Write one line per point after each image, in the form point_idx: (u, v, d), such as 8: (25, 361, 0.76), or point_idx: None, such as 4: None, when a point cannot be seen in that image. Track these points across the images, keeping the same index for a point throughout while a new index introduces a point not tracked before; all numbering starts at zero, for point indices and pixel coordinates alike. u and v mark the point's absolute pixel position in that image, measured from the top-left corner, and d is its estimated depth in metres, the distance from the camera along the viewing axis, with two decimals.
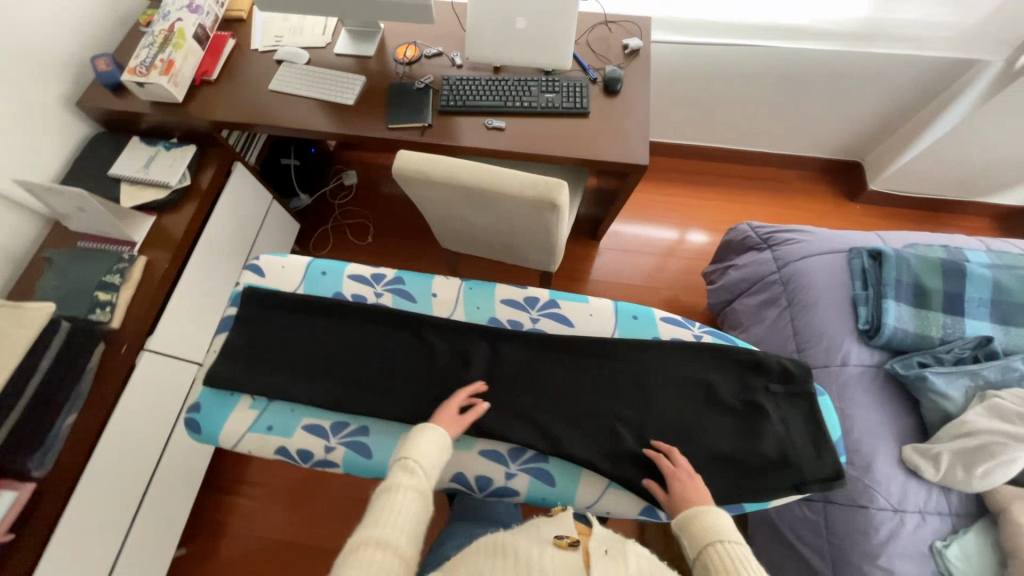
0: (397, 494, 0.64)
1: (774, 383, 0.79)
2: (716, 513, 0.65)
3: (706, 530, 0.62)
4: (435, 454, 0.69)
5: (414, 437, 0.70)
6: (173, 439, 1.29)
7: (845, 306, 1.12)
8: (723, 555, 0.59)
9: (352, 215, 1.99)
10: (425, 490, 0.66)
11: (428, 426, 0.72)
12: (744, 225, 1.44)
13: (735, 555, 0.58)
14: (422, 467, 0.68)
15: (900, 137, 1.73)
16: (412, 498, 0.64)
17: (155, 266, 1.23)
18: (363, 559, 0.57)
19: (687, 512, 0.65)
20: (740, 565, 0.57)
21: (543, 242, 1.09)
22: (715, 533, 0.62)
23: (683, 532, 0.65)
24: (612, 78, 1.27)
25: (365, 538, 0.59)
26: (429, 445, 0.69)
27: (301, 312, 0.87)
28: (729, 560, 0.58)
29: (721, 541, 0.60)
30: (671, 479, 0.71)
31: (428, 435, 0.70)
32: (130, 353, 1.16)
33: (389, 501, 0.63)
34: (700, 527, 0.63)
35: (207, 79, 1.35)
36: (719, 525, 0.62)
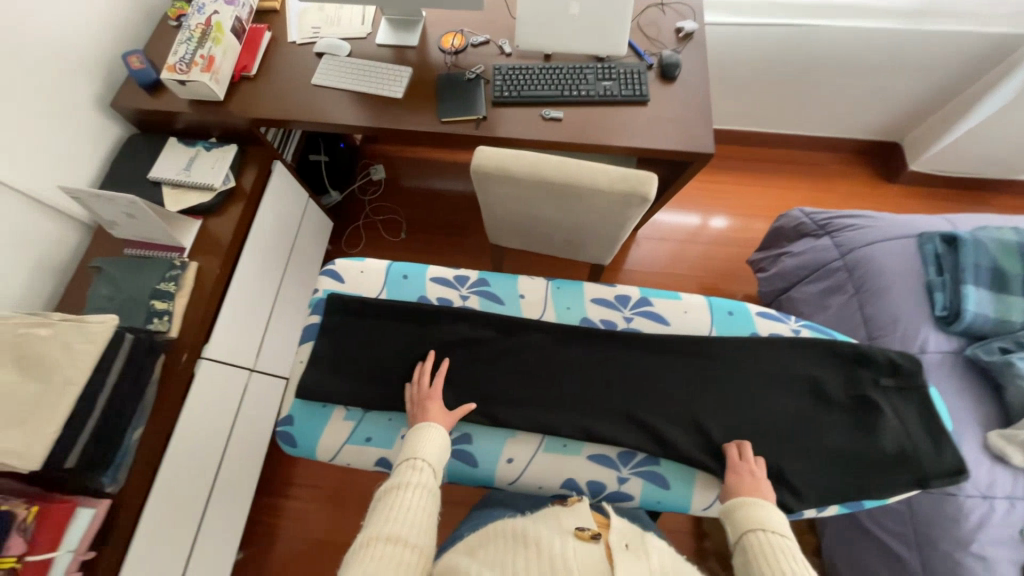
0: (405, 490, 0.63)
1: (883, 376, 0.78)
2: (767, 506, 0.63)
3: (748, 518, 0.62)
4: (439, 450, 0.69)
5: (416, 436, 0.69)
6: (230, 447, 1.28)
7: (919, 293, 1.10)
8: (765, 543, 0.58)
9: (382, 211, 1.94)
10: (432, 487, 0.64)
11: (431, 425, 0.71)
12: (796, 211, 1.41)
13: (779, 545, 0.58)
14: (426, 463, 0.67)
15: (942, 119, 1.69)
16: (419, 493, 0.62)
17: (206, 272, 1.19)
18: (373, 556, 0.55)
19: (734, 500, 0.65)
20: (782, 555, 0.56)
21: (612, 236, 1.06)
22: (760, 521, 0.61)
23: (728, 518, 0.65)
24: (669, 64, 1.22)
25: (374, 534, 0.57)
26: (432, 442, 0.69)
27: (388, 318, 0.85)
28: (771, 549, 0.57)
29: (762, 530, 0.60)
30: (729, 471, 0.70)
31: (430, 432, 0.70)
32: (189, 363, 1.13)
33: (396, 498, 0.61)
34: (747, 514, 0.63)
35: (246, 75, 1.30)
36: (764, 517, 0.61)
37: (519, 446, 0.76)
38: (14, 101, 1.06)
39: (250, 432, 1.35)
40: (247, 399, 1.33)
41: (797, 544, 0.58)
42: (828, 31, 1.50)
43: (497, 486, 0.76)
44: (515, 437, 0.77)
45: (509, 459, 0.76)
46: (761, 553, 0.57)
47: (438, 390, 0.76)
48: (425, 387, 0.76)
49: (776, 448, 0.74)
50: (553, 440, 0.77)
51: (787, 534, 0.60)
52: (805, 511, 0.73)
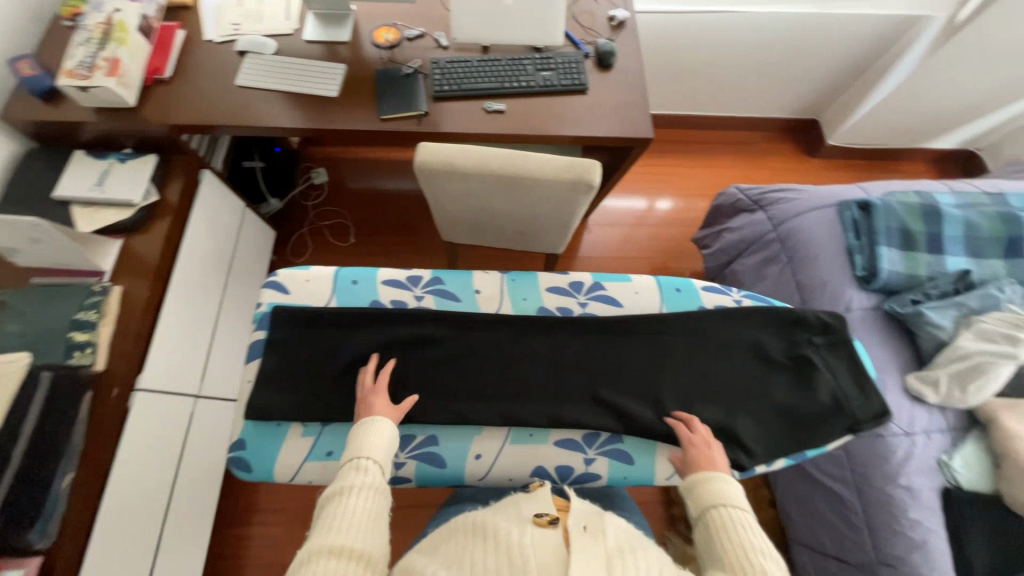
0: (349, 494, 0.61)
1: (815, 335, 0.85)
2: (723, 477, 0.66)
3: (711, 494, 0.64)
4: (385, 446, 0.67)
5: (361, 435, 0.68)
6: (180, 480, 1.20)
7: (842, 256, 1.20)
8: (725, 519, 0.61)
9: (328, 216, 1.86)
10: (379, 486, 0.63)
11: (375, 419, 0.70)
12: (732, 188, 1.49)
13: (737, 520, 0.60)
14: (371, 462, 0.65)
15: (852, 95, 1.84)
16: (365, 495, 0.61)
17: (134, 295, 1.10)
18: (317, 568, 0.53)
19: (696, 474, 0.67)
20: (740, 529, 0.59)
21: (563, 225, 1.07)
22: (720, 497, 0.64)
23: (690, 495, 0.67)
24: (605, 52, 1.25)
25: (317, 546, 0.55)
26: (377, 440, 0.67)
27: (339, 326, 0.82)
28: (731, 523, 0.60)
29: (722, 505, 0.62)
30: (686, 445, 0.73)
31: (374, 428, 0.68)
32: (122, 397, 1.03)
33: (340, 504, 0.60)
34: (707, 490, 0.65)
35: (160, 78, 1.19)
36: (724, 491, 0.64)
37: (486, 441, 0.76)
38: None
39: (202, 461, 1.27)
40: (196, 427, 1.25)
41: (752, 515, 0.61)
42: (749, 17, 1.58)
43: (468, 483, 0.76)
44: (481, 432, 0.77)
45: (477, 455, 0.76)
46: (721, 528, 0.60)
47: (383, 385, 0.74)
48: (370, 384, 0.74)
49: (727, 414, 0.78)
50: (519, 431, 0.77)
51: (745, 506, 0.63)
52: (755, 468, 0.78)
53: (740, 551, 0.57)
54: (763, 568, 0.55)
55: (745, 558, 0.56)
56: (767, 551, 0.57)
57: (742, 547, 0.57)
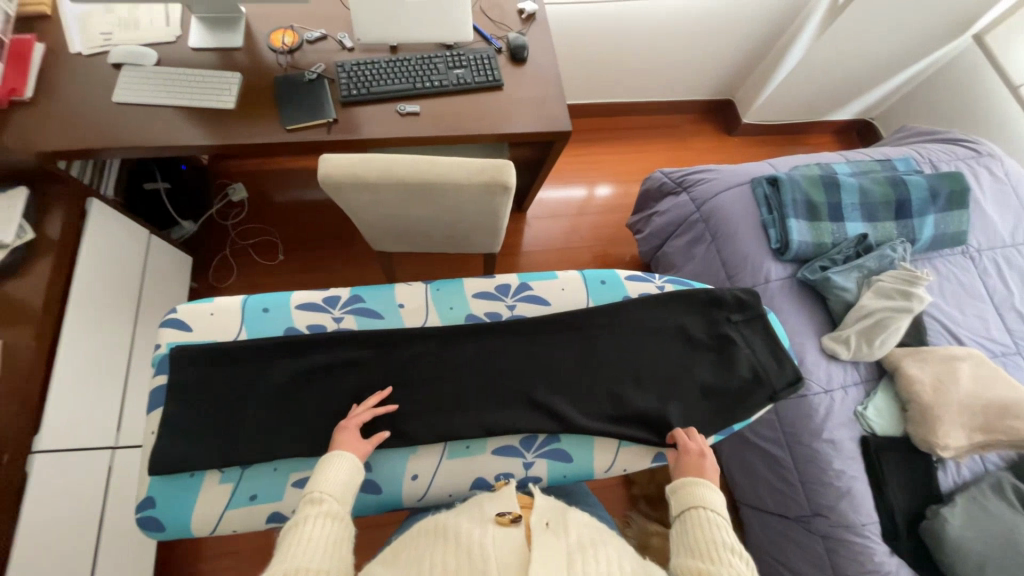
0: (302, 527, 0.58)
1: (733, 313, 0.89)
2: (710, 487, 0.69)
3: (693, 495, 0.68)
4: (346, 478, 0.64)
5: (321, 468, 0.65)
6: (104, 540, 1.09)
7: (758, 230, 1.27)
8: (702, 517, 0.65)
9: (251, 233, 1.74)
10: (338, 514, 0.60)
11: (338, 451, 0.67)
12: (657, 173, 1.53)
13: (713, 519, 0.65)
14: (330, 494, 0.62)
15: (759, 75, 1.94)
16: (319, 527, 0.58)
17: (16, 348, 0.97)
18: None
19: (685, 479, 0.70)
20: (714, 527, 0.64)
21: (489, 225, 1.06)
22: (700, 498, 0.68)
23: (673, 493, 0.71)
24: (516, 47, 1.24)
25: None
26: (337, 471, 0.64)
27: (252, 360, 0.76)
28: (709, 523, 0.64)
29: (704, 507, 0.66)
30: (682, 452, 0.75)
31: (335, 460, 0.66)
32: (15, 464, 0.91)
33: (295, 534, 0.57)
34: (689, 492, 0.69)
35: (19, 98, 1.05)
36: (706, 496, 0.68)
37: (422, 460, 0.74)
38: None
39: (132, 516, 1.16)
40: (118, 480, 1.14)
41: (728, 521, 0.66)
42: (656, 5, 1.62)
43: (406, 506, 0.73)
44: (416, 452, 0.75)
45: (413, 475, 0.73)
46: (698, 523, 0.65)
47: (363, 420, 0.71)
48: (360, 411, 0.72)
49: (658, 400, 0.81)
50: (455, 444, 0.76)
51: (722, 511, 0.67)
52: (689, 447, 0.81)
53: (712, 545, 0.61)
54: (731, 563, 0.60)
55: (715, 550, 0.61)
56: (737, 548, 0.62)
57: (714, 544, 0.62)
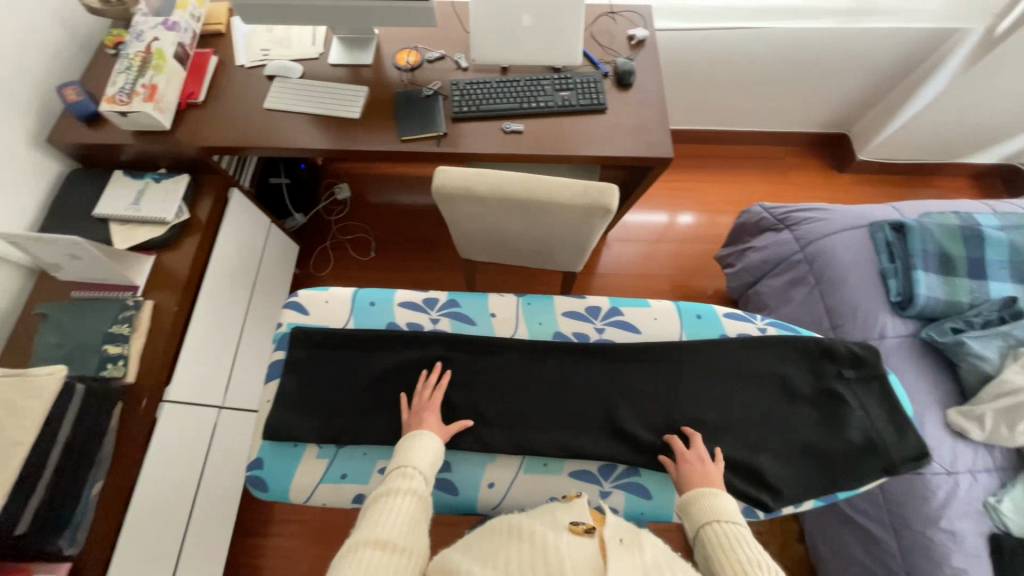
0: (394, 497, 0.62)
1: (845, 368, 0.81)
2: (722, 495, 0.65)
3: (704, 510, 0.63)
4: (432, 459, 0.69)
5: (409, 444, 0.69)
6: (203, 488, 1.22)
7: (875, 280, 1.15)
8: (722, 533, 0.60)
9: (350, 230, 1.90)
10: (423, 494, 0.64)
11: (425, 432, 0.72)
12: (756, 207, 1.45)
13: (733, 533, 0.60)
14: (418, 470, 0.66)
15: (883, 110, 1.77)
16: (410, 500, 0.62)
17: (163, 310, 1.13)
18: (361, 558, 0.55)
19: (694, 492, 0.66)
20: (736, 542, 0.58)
21: (580, 245, 1.06)
22: (715, 512, 0.63)
23: (685, 515, 0.66)
24: (624, 72, 1.24)
25: (362, 541, 0.57)
26: (425, 451, 0.69)
27: (355, 348, 0.83)
28: (727, 536, 0.59)
29: (718, 521, 0.62)
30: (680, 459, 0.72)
31: (422, 439, 0.70)
32: (150, 408, 1.06)
33: (387, 502, 0.61)
34: (700, 507, 0.64)
35: (194, 102, 1.25)
36: (719, 507, 0.63)
37: (500, 470, 0.75)
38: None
39: (225, 469, 1.30)
40: (219, 436, 1.28)
41: (750, 531, 0.61)
42: (772, 33, 1.55)
43: (481, 512, 0.75)
44: (495, 461, 0.76)
45: (490, 483, 0.75)
46: (717, 541, 0.59)
47: (438, 403, 0.75)
48: (427, 397, 0.76)
49: (751, 452, 0.75)
50: (533, 460, 0.76)
51: (740, 521, 0.62)
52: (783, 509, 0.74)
53: (739, 563, 0.56)
54: None
55: (746, 568, 0.55)
56: (766, 564, 0.56)
57: (739, 561, 0.56)
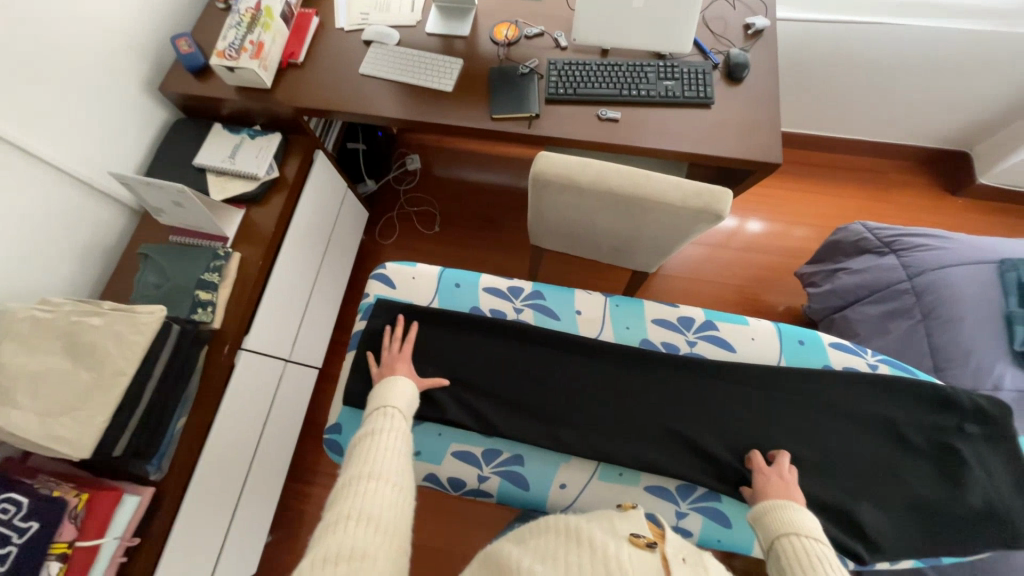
0: (379, 435, 0.66)
1: (968, 423, 0.80)
2: (799, 509, 0.65)
3: (780, 522, 0.63)
4: (408, 399, 0.74)
5: (385, 389, 0.74)
6: (267, 434, 1.28)
7: (997, 324, 1.03)
8: (796, 545, 0.59)
9: (417, 202, 1.91)
10: (405, 430, 0.69)
11: (399, 377, 0.78)
12: (858, 225, 1.32)
13: (808, 547, 0.59)
14: (398, 409, 0.72)
15: (1016, 133, 1.55)
16: (395, 435, 0.67)
17: (249, 262, 1.17)
18: (359, 492, 0.58)
19: (763, 504, 0.67)
20: (814, 557, 0.57)
21: (668, 248, 1.01)
22: (790, 525, 0.62)
23: (760, 526, 0.66)
24: (737, 64, 1.14)
25: (355, 475, 0.60)
26: (400, 394, 0.74)
27: (454, 327, 0.90)
28: (804, 550, 0.59)
29: (795, 534, 0.61)
30: (756, 472, 0.75)
31: (398, 385, 0.76)
32: (231, 354, 1.11)
33: (375, 441, 0.65)
34: (776, 519, 0.64)
35: (294, 62, 1.27)
36: (796, 520, 0.63)
37: (572, 473, 0.80)
38: (57, 77, 1.03)
39: (285, 418, 1.36)
40: (283, 388, 1.33)
41: (831, 550, 0.59)
42: (903, 30, 1.39)
43: (549, 511, 0.80)
44: (568, 463, 0.81)
45: (562, 484, 0.80)
46: (787, 552, 0.59)
47: (408, 352, 0.83)
48: (396, 349, 0.84)
49: (859, 505, 0.75)
50: (608, 468, 0.80)
51: (821, 539, 0.61)
52: (880, 563, 0.75)
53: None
54: None
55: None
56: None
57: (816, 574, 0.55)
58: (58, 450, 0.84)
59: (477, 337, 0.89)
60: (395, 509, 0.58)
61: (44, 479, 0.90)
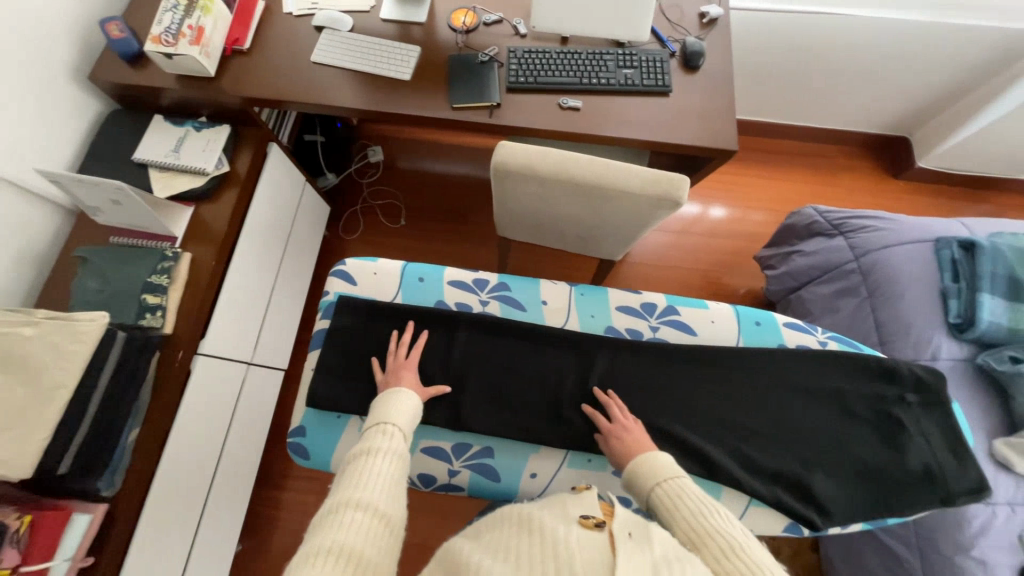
0: (374, 456, 0.64)
1: (908, 392, 0.86)
2: (653, 455, 0.68)
3: (646, 478, 0.65)
4: (409, 418, 0.72)
5: (387, 404, 0.72)
6: (230, 441, 1.23)
7: (934, 299, 1.11)
8: (663, 495, 0.62)
9: (381, 195, 1.85)
10: (401, 452, 0.67)
11: (403, 391, 0.76)
12: (809, 209, 1.37)
13: (676, 488, 0.62)
14: (396, 429, 0.69)
15: (949, 119, 1.66)
16: (390, 458, 0.65)
17: (200, 263, 1.11)
18: (344, 520, 0.55)
19: (629, 466, 0.69)
20: (677, 498, 0.60)
21: (632, 236, 1.02)
22: (656, 475, 0.65)
23: (633, 486, 0.68)
24: (693, 52, 1.16)
25: (343, 500, 0.58)
26: (402, 411, 0.72)
27: (420, 323, 0.88)
28: (670, 495, 0.61)
29: (659, 483, 0.64)
30: (608, 436, 0.76)
31: (400, 399, 0.74)
32: (185, 360, 1.05)
33: (369, 462, 0.63)
34: (641, 476, 0.66)
35: (239, 49, 1.19)
36: (657, 468, 0.66)
37: (543, 462, 0.81)
38: None
39: (249, 423, 1.31)
40: (246, 392, 1.28)
41: (690, 482, 0.63)
42: (845, 20, 1.45)
43: (521, 500, 0.81)
44: (539, 452, 0.82)
45: (532, 474, 0.81)
46: (662, 502, 0.61)
47: (413, 361, 0.82)
48: (403, 356, 0.82)
49: (812, 475, 0.80)
50: (577, 455, 0.82)
51: (680, 475, 0.64)
52: (832, 528, 0.80)
53: (681, 517, 0.58)
54: (713, 525, 0.55)
55: (692, 522, 0.57)
56: (712, 503, 0.59)
57: (682, 516, 0.58)
58: None
59: (445, 332, 0.88)
60: (382, 541, 0.55)
61: None
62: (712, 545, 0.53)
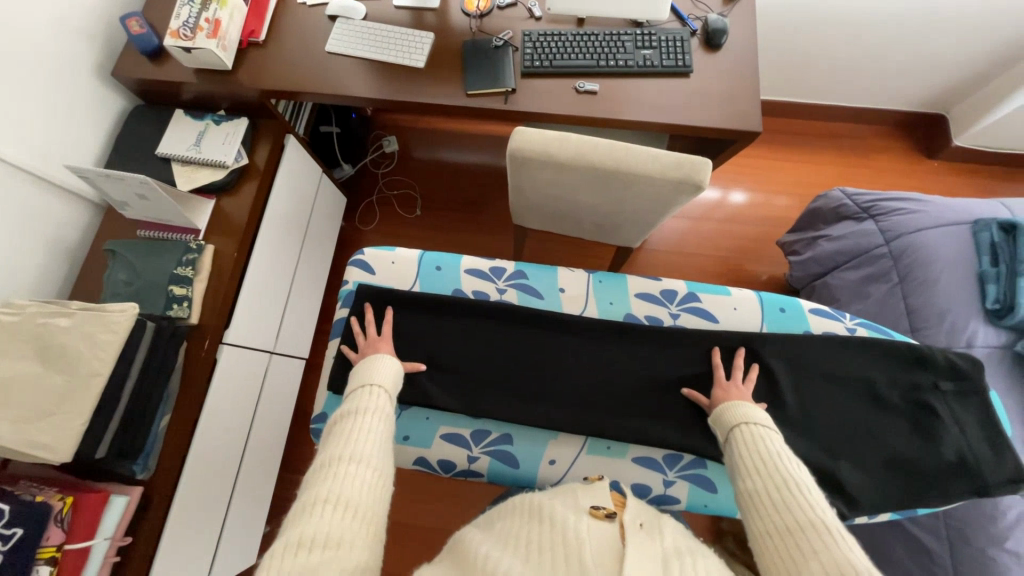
0: (362, 414, 0.66)
1: (941, 379, 0.83)
2: (749, 406, 0.72)
3: (735, 415, 0.70)
4: (392, 380, 0.74)
5: (371, 367, 0.74)
6: (256, 427, 1.26)
7: (970, 284, 1.06)
8: (746, 432, 0.66)
9: (396, 185, 1.86)
10: (387, 410, 0.69)
11: (382, 356, 0.78)
12: (837, 192, 1.32)
13: (760, 433, 0.65)
14: (381, 389, 0.71)
15: (988, 94, 1.57)
16: (377, 416, 0.67)
17: (223, 254, 1.13)
18: (338, 472, 0.57)
19: (720, 407, 0.73)
20: (759, 438, 0.64)
21: (651, 222, 1.00)
22: (744, 416, 0.69)
23: (718, 422, 0.73)
24: (715, 30, 1.12)
25: (335, 455, 0.59)
26: (384, 372, 0.75)
27: (437, 310, 0.89)
28: (754, 434, 0.65)
29: (746, 422, 0.68)
30: (715, 387, 0.79)
31: (381, 363, 0.76)
32: (211, 350, 1.08)
33: (357, 420, 0.65)
34: (729, 414, 0.71)
35: (255, 41, 1.20)
36: (746, 413, 0.70)
37: (561, 448, 0.82)
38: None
39: (273, 410, 1.34)
40: (270, 380, 1.32)
41: (777, 432, 0.66)
42: None
43: (540, 486, 0.81)
44: (557, 438, 0.82)
45: (551, 460, 0.81)
46: (744, 435, 0.66)
47: (386, 333, 0.83)
48: (373, 331, 0.83)
49: (839, 465, 0.78)
50: (596, 443, 0.82)
51: (769, 425, 0.67)
52: (859, 518, 0.78)
53: (758, 451, 0.62)
54: (784, 466, 0.59)
55: (765, 458, 0.61)
56: (789, 455, 0.61)
57: (759, 451, 0.62)
58: (38, 456, 0.82)
59: (461, 319, 0.88)
60: (374, 491, 0.58)
61: (25, 485, 0.88)
62: (768, 482, 0.58)
